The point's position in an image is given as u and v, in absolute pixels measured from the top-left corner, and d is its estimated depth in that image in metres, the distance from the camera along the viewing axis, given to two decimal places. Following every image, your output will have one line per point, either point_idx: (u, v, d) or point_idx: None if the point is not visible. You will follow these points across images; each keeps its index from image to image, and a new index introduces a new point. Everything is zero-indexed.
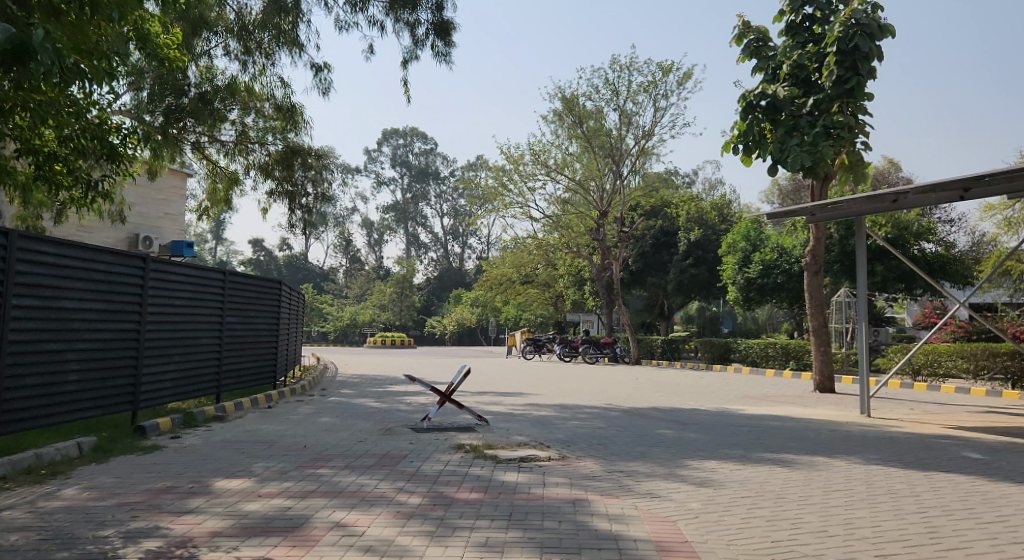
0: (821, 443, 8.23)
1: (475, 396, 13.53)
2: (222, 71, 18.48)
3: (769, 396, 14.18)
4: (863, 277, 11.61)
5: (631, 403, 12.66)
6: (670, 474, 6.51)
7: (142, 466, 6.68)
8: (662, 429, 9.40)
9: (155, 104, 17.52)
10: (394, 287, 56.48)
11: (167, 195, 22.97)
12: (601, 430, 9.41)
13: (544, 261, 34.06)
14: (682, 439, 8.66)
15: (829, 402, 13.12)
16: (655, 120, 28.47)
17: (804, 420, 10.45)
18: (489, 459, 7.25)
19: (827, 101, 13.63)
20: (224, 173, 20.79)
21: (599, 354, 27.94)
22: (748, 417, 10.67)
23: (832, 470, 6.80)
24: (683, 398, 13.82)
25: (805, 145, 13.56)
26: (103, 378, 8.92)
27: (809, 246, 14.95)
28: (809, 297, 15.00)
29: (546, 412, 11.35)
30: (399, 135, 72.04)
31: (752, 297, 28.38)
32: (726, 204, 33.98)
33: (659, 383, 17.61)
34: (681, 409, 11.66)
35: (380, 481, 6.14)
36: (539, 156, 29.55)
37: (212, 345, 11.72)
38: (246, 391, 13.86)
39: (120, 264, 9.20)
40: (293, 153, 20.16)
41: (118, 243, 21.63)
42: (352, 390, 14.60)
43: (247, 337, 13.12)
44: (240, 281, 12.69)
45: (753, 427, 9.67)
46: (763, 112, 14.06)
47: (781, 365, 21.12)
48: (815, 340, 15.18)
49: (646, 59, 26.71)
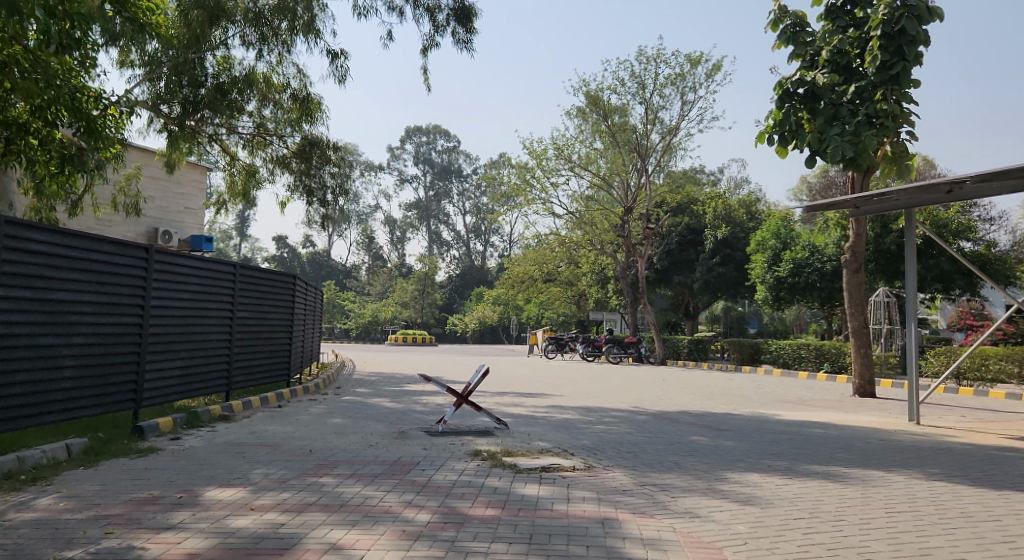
0: (873, 455, 7.53)
1: (495, 397, 12.92)
2: (240, 62, 17.98)
3: (806, 400, 13.45)
4: (913, 275, 10.80)
5: (659, 407, 12.00)
6: (710, 489, 5.86)
7: (132, 472, 6.14)
8: (695, 436, 8.75)
9: (172, 94, 17.07)
10: (416, 285, 55.88)
11: (187, 189, 22.63)
12: (629, 436, 8.79)
13: (567, 259, 33.38)
14: (719, 447, 8.00)
15: (871, 408, 12.34)
16: (682, 114, 27.69)
17: (849, 427, 9.73)
18: (508, 468, 6.64)
19: (870, 89, 12.89)
20: (241, 166, 20.37)
21: (623, 353, 27.20)
22: (787, 424, 9.97)
23: (890, 486, 6.12)
24: (715, 401, 13.11)
25: (846, 135, 12.73)
26: (102, 375, 8.41)
27: (849, 243, 14.22)
28: (848, 296, 14.25)
29: (570, 415, 10.71)
30: (422, 133, 71.69)
31: (782, 296, 27.49)
32: (754, 202, 33.09)
33: (687, 385, 16.89)
34: (714, 414, 10.98)
35: (387, 493, 5.56)
36: (562, 152, 28.90)
37: (223, 341, 11.21)
38: (258, 389, 13.36)
39: (120, 254, 8.69)
40: (311, 145, 19.63)
41: (137, 238, 21.34)
42: (368, 389, 14.08)
43: (260, 333, 12.62)
44: (252, 274, 12.18)
45: (794, 435, 8.97)
46: (801, 101, 13.28)
47: (814, 367, 20.29)
48: (855, 342, 14.43)
49: (674, 51, 25.91)
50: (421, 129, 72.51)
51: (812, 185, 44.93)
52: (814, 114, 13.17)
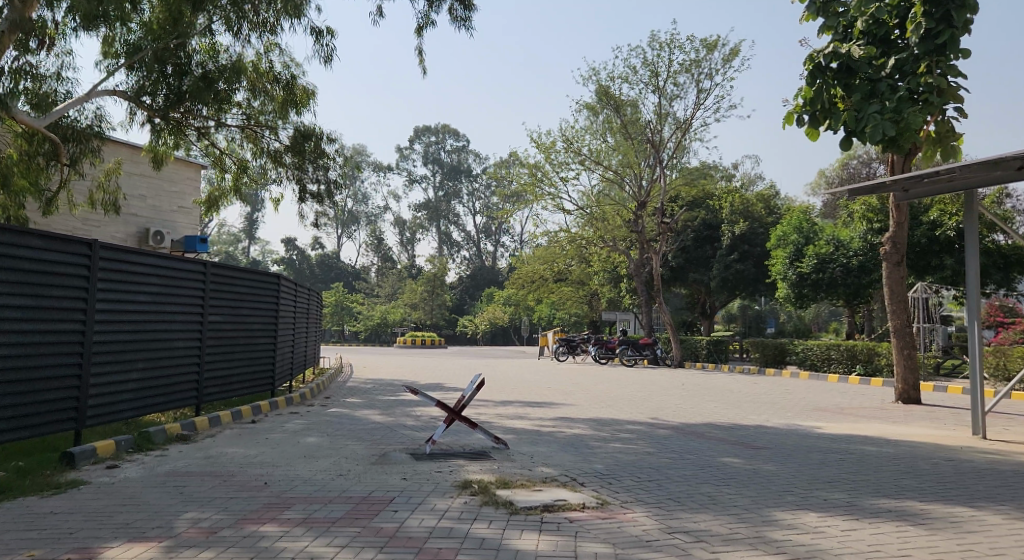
0: (949, 484, 6.21)
1: (497, 408, 11.63)
2: (227, 49, 16.83)
3: (845, 408, 12.07)
4: (975, 271, 9.47)
5: (681, 418, 10.67)
6: (759, 541, 4.57)
7: (29, 518, 4.91)
8: (727, 457, 7.44)
9: (155, 84, 15.81)
10: (425, 285, 54.52)
11: (179, 187, 21.47)
12: (649, 457, 7.49)
13: (578, 258, 31.98)
14: (757, 473, 6.70)
15: (920, 417, 11.00)
16: (698, 103, 26.32)
17: (905, 443, 8.41)
18: (502, 507, 5.35)
19: (912, 61, 11.42)
20: (233, 162, 19.14)
21: (638, 355, 25.86)
22: (832, 439, 8.65)
23: (988, 534, 4.82)
24: (742, 410, 11.80)
25: (887, 112, 11.17)
26: (32, 393, 7.16)
27: (888, 234, 12.90)
28: (889, 292, 12.90)
29: (580, 429, 9.39)
30: (431, 133, 70.58)
31: (805, 294, 26.10)
32: (773, 196, 31.66)
33: (709, 391, 15.58)
34: (745, 427, 9.66)
35: (343, 550, 4.30)
36: (572, 145, 27.60)
37: (189, 349, 9.96)
38: (237, 401, 12.13)
39: (55, 250, 7.43)
40: (303, 137, 18.28)
41: (127, 239, 20.25)
42: (359, 399, 12.81)
43: (237, 339, 11.38)
44: (226, 272, 10.94)
45: (843, 454, 7.66)
46: (834, 76, 11.73)
47: (845, 369, 18.89)
48: (897, 342, 13.06)
49: (689, 36, 24.51)
50: (429, 129, 71.40)
51: (830, 179, 43.39)
52: (849, 90, 11.66)
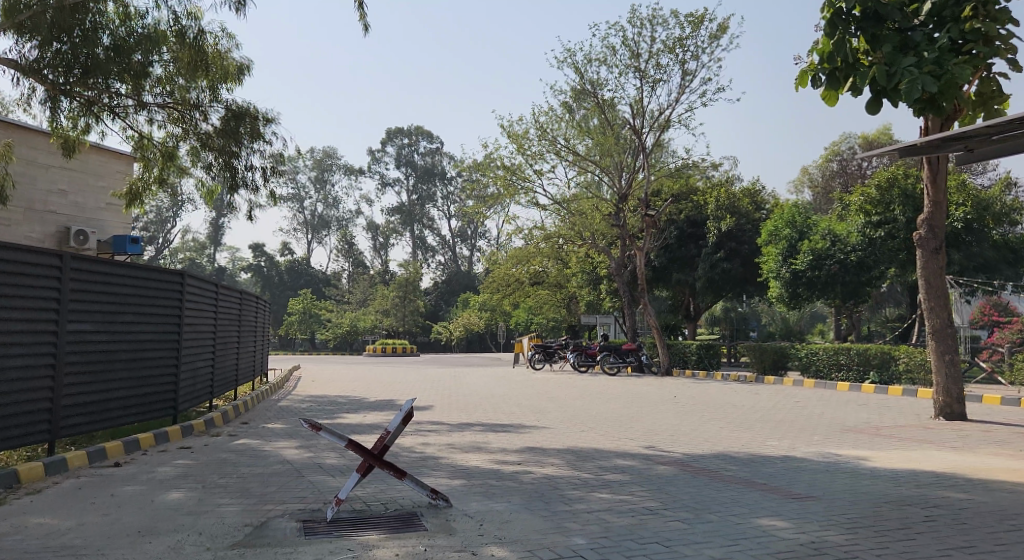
0: None
1: (449, 436, 9.23)
2: (142, 13, 14.18)
3: (881, 428, 9.80)
4: None
5: (683, 447, 8.34)
6: None
7: None
8: (768, 520, 5.06)
9: (56, 61, 13.02)
10: (396, 291, 51.33)
11: (107, 181, 18.90)
12: (654, 520, 5.12)
13: (554, 258, 29.68)
14: (822, 553, 4.35)
15: (982, 440, 8.76)
16: (683, 85, 24.15)
17: (998, 485, 6.12)
18: None
19: (952, 5, 8.91)
20: (157, 150, 16.47)
21: (620, 362, 23.50)
22: (897, 480, 6.32)
23: None
24: (756, 433, 9.48)
25: (925, 64, 8.30)
26: None
27: (923, 217, 10.80)
28: (926, 285, 10.77)
29: (552, 469, 7.01)
30: (403, 134, 67.93)
31: (801, 294, 24.00)
32: (761, 191, 29.48)
33: (709, 406, 13.26)
34: (769, 462, 7.32)
35: None
36: (546, 134, 25.28)
37: (37, 373, 7.50)
38: (120, 432, 9.65)
39: None
40: (235, 118, 15.42)
41: (45, 239, 17.58)
42: (281, 426, 10.33)
43: (117, 356, 8.89)
44: (98, 274, 8.48)
45: (929, 510, 5.34)
46: (858, 24, 8.92)
47: (857, 376, 16.70)
48: (937, 348, 10.87)
49: (673, 11, 22.23)
50: (403, 130, 68.88)
51: (814, 176, 41.44)
52: (876, 43, 8.88)
